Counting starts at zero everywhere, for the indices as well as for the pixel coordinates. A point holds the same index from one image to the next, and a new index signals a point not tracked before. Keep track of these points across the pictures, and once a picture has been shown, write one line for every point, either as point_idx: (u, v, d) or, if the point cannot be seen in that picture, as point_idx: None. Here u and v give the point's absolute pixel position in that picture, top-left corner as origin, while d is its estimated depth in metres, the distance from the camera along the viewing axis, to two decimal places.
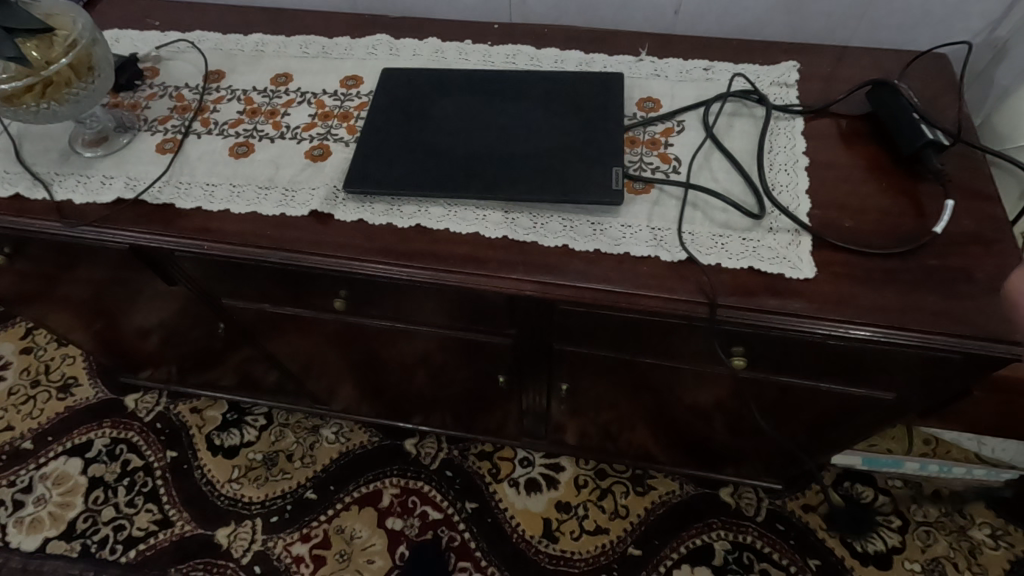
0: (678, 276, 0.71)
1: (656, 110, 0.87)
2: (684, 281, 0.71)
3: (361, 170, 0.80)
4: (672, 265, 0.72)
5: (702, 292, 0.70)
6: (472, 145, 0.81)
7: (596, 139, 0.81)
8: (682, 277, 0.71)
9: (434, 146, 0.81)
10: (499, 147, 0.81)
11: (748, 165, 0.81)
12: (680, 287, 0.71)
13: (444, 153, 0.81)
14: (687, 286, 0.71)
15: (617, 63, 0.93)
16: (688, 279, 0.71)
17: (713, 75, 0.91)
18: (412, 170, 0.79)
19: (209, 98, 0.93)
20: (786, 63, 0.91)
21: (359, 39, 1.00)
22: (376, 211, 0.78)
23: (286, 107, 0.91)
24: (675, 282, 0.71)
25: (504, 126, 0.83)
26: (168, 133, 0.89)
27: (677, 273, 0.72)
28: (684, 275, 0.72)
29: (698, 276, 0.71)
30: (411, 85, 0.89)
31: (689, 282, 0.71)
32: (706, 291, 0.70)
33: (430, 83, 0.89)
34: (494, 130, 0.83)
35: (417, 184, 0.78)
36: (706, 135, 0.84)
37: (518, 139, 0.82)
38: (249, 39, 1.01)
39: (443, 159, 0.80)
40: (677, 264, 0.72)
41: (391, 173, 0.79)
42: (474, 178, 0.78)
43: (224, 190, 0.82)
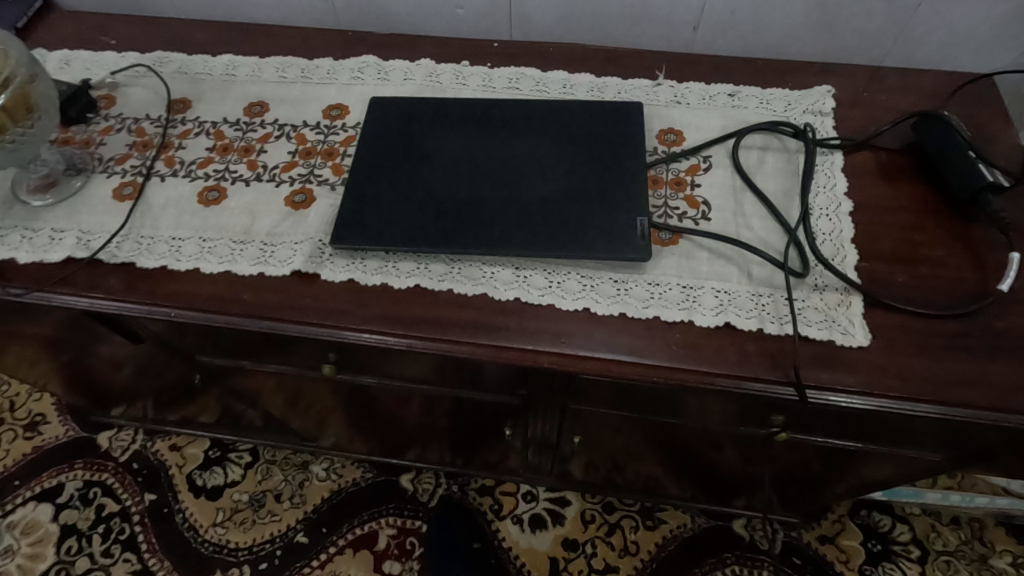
0: (715, 344, 0.63)
1: (678, 144, 0.78)
2: (723, 349, 0.63)
3: (349, 221, 0.70)
4: (708, 330, 0.64)
5: (744, 363, 0.62)
6: (475, 189, 0.72)
7: (614, 183, 0.72)
8: (719, 345, 0.63)
9: (432, 191, 0.72)
10: (506, 192, 0.72)
11: (785, 209, 0.72)
12: (720, 357, 0.62)
13: (444, 199, 0.71)
14: (727, 355, 0.62)
15: (631, 89, 0.84)
16: (726, 347, 0.63)
17: (738, 102, 0.82)
18: (407, 220, 0.70)
19: (174, 132, 0.82)
20: (818, 87, 0.82)
21: (343, 60, 0.89)
22: (368, 268, 0.69)
23: (262, 143, 0.81)
24: (712, 351, 0.63)
25: (510, 167, 0.74)
26: (127, 176, 0.78)
27: (714, 340, 0.64)
28: (720, 342, 0.63)
29: (739, 343, 0.63)
30: (403, 115, 0.79)
31: (728, 351, 0.63)
32: (749, 362, 0.62)
33: (424, 113, 0.79)
34: (499, 170, 0.73)
35: (415, 238, 0.69)
36: (736, 173, 0.75)
37: (527, 183, 0.72)
38: (218, 61, 0.90)
39: (443, 207, 0.71)
40: (714, 329, 0.64)
41: (384, 225, 0.70)
42: (479, 230, 0.69)
43: (192, 246, 0.71)
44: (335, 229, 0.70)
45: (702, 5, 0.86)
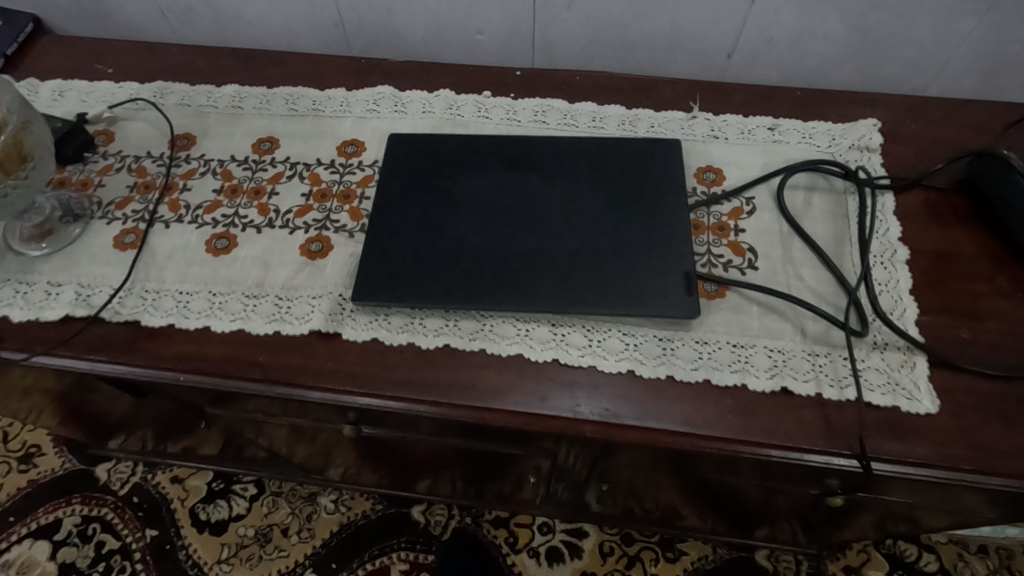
0: (771, 412, 0.59)
1: (718, 183, 0.74)
2: (779, 418, 0.58)
3: (371, 275, 0.65)
4: (762, 395, 0.60)
5: (803, 434, 0.57)
6: (505, 237, 0.67)
7: (655, 230, 0.67)
8: (775, 414, 0.59)
9: (459, 241, 0.67)
10: (538, 241, 0.67)
11: (836, 256, 0.68)
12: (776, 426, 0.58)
13: (472, 249, 0.66)
14: (784, 424, 0.58)
15: (665, 122, 0.79)
16: (782, 415, 0.59)
17: (779, 137, 0.77)
18: (434, 274, 0.65)
19: (178, 172, 0.77)
20: (864, 120, 0.77)
21: (357, 91, 0.84)
22: (393, 326, 0.64)
23: (273, 184, 0.75)
24: (768, 420, 0.58)
25: (542, 212, 0.69)
26: (128, 222, 0.72)
27: (769, 408, 0.59)
28: (776, 410, 0.59)
29: (796, 411, 0.59)
30: (424, 153, 0.74)
31: (785, 419, 0.58)
32: (808, 432, 0.58)
33: (447, 151, 0.74)
34: (530, 217, 0.69)
35: (443, 294, 0.64)
36: (782, 216, 0.71)
37: (561, 231, 0.68)
38: (224, 92, 0.84)
39: (471, 259, 0.66)
40: (768, 394, 0.60)
41: (409, 279, 0.65)
42: (512, 285, 0.64)
43: (202, 301, 0.66)
44: (356, 283, 0.65)
45: (739, 32, 0.81)
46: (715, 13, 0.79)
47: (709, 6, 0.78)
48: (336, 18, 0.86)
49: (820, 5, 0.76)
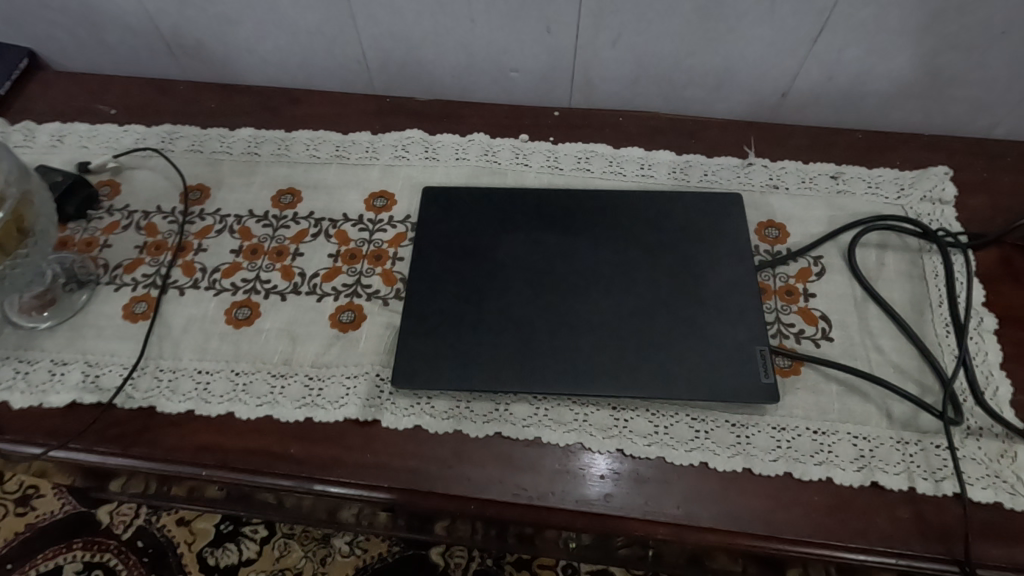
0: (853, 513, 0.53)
1: (783, 240, 0.68)
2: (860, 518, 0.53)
3: (410, 353, 0.59)
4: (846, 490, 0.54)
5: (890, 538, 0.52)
6: (555, 307, 0.61)
7: (721, 298, 0.61)
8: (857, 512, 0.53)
9: (506, 313, 0.61)
10: (593, 311, 0.60)
11: (916, 325, 0.62)
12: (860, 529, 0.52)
13: (520, 322, 0.60)
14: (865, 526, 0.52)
15: (718, 169, 0.73)
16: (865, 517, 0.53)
17: (844, 186, 0.72)
18: (480, 352, 0.59)
19: (192, 230, 0.70)
20: (934, 168, 0.72)
21: (383, 134, 0.78)
22: (437, 411, 0.58)
23: (297, 243, 0.69)
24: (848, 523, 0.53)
25: (594, 277, 0.63)
26: (139, 288, 0.66)
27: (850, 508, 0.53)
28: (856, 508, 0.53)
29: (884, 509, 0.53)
30: (462, 209, 0.68)
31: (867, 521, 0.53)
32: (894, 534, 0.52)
33: (486, 206, 0.68)
34: (581, 282, 0.62)
35: (491, 375, 0.58)
36: (854, 279, 0.65)
37: (617, 299, 0.61)
38: (238, 136, 0.78)
39: (520, 333, 0.60)
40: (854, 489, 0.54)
41: (453, 359, 0.59)
42: (566, 365, 0.58)
43: (224, 382, 0.60)
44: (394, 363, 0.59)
45: (796, 71, 0.75)
46: (773, 53, 0.73)
47: (767, 45, 0.72)
48: (359, 54, 0.80)
49: (888, 45, 0.70)
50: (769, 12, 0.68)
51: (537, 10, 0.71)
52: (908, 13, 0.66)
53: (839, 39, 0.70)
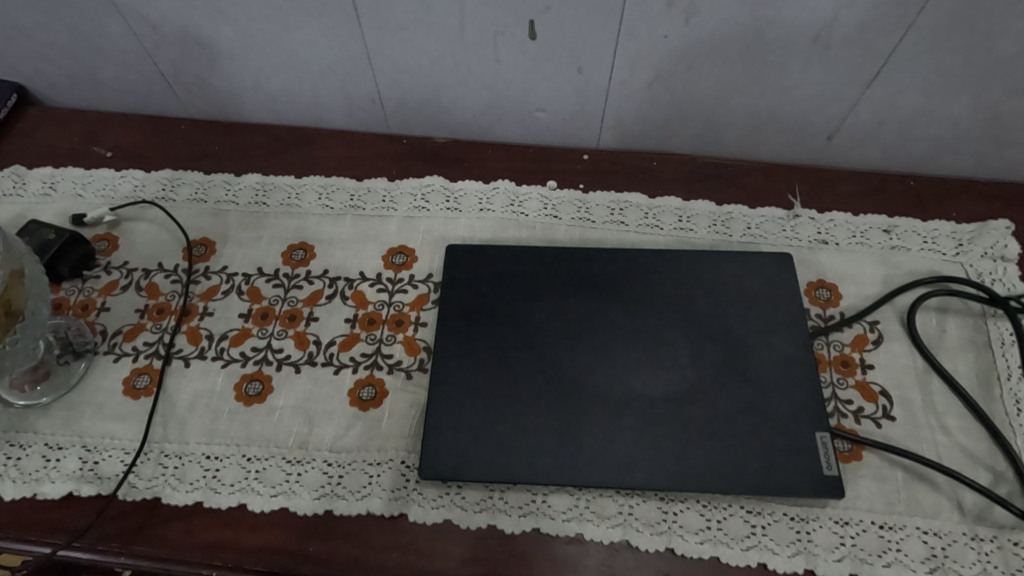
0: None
1: (835, 303, 0.63)
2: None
3: (439, 440, 0.54)
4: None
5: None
6: (597, 387, 0.56)
7: (774, 375, 0.56)
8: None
9: (542, 393, 0.56)
10: (638, 390, 0.56)
11: (983, 400, 0.58)
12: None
13: (558, 403, 0.55)
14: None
15: (762, 222, 0.69)
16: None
17: (898, 241, 0.67)
18: (515, 437, 0.54)
19: (197, 290, 0.65)
20: (995, 223, 0.67)
21: (401, 181, 0.73)
22: (468, 503, 0.53)
23: (311, 306, 0.64)
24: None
25: (637, 351, 0.57)
26: (140, 358, 0.61)
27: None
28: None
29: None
30: (490, 269, 0.62)
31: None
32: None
33: (516, 266, 0.63)
34: (623, 357, 0.57)
35: (528, 466, 0.53)
36: (915, 348, 0.60)
37: (663, 377, 0.56)
38: (245, 183, 0.73)
39: (559, 416, 0.55)
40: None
41: (486, 446, 0.54)
42: (610, 454, 0.53)
43: (235, 470, 0.55)
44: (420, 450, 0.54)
45: (845, 115, 0.69)
46: (821, 97, 0.68)
47: (815, 89, 0.67)
48: (373, 92, 0.74)
49: (948, 90, 0.65)
50: (821, 56, 0.63)
51: (569, 51, 0.66)
52: (975, 58, 0.61)
53: (895, 83, 0.65)
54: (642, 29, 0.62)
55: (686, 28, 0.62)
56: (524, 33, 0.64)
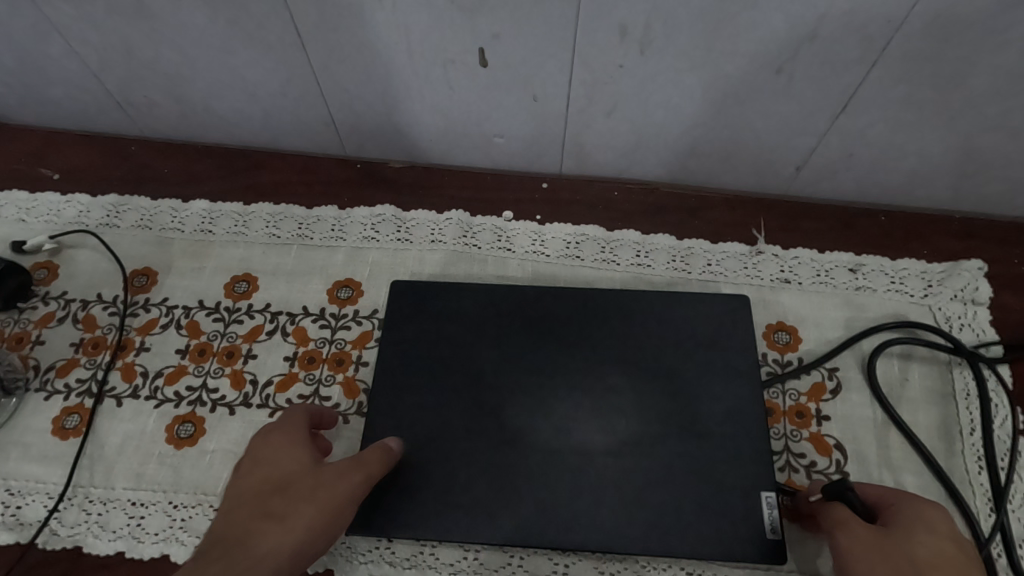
0: (862, 538, 0.40)
1: (794, 348, 0.61)
2: (894, 550, 0.39)
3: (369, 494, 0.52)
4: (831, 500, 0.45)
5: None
6: (536, 438, 0.54)
7: (721, 430, 0.53)
8: (876, 531, 0.41)
9: (479, 443, 0.54)
10: (579, 442, 0.53)
11: (943, 456, 0.55)
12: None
13: (495, 455, 0.53)
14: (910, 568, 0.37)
15: (723, 258, 0.66)
16: (904, 545, 0.39)
17: (863, 281, 0.64)
18: (447, 492, 0.52)
19: (135, 324, 0.63)
20: (967, 262, 0.64)
21: (351, 209, 0.70)
22: (398, 560, 0.52)
23: (249, 342, 0.62)
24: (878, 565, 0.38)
25: (580, 400, 0.55)
26: (72, 396, 0.59)
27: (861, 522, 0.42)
28: (870, 526, 0.41)
29: (917, 517, 0.41)
30: (433, 307, 0.60)
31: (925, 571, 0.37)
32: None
33: (459, 305, 0.60)
34: (565, 407, 0.55)
35: (460, 524, 0.51)
36: (874, 399, 0.58)
37: (606, 428, 0.54)
38: (192, 209, 0.71)
39: (494, 470, 0.53)
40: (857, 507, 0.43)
41: (416, 500, 0.52)
42: (545, 513, 0.51)
43: (159, 517, 0.53)
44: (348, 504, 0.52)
45: (813, 146, 0.66)
46: (789, 129, 0.64)
47: (781, 121, 0.63)
48: (326, 115, 0.71)
49: (919, 124, 0.61)
50: (786, 87, 0.60)
51: (522, 78, 0.63)
52: (947, 93, 0.58)
53: (866, 116, 0.61)
54: (596, 57, 0.59)
55: (643, 58, 0.59)
56: (475, 60, 0.61)
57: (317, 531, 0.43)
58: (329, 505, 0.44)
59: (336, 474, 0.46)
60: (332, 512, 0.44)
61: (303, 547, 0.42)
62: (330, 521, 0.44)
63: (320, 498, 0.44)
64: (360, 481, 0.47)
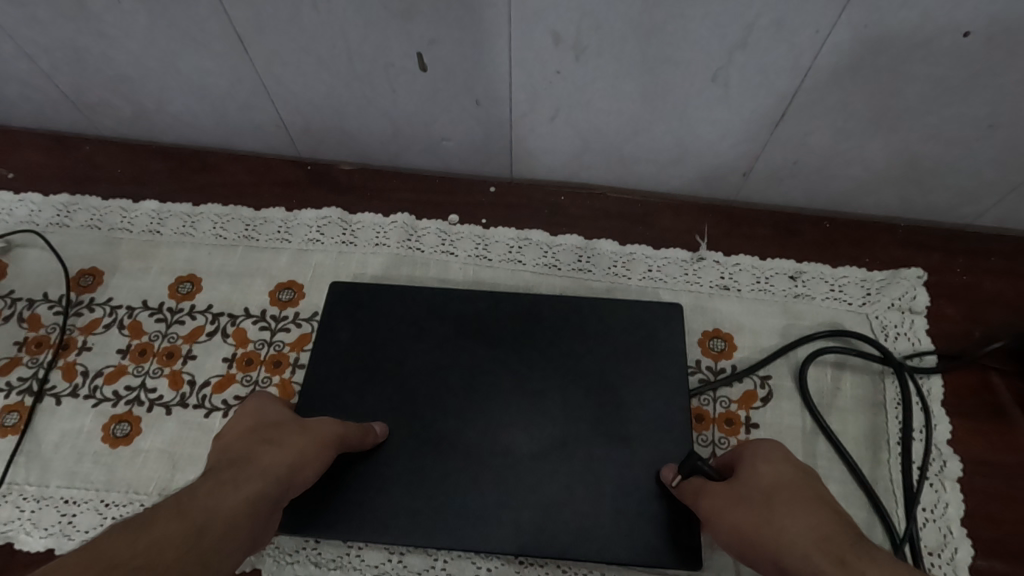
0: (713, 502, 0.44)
1: (728, 354, 0.61)
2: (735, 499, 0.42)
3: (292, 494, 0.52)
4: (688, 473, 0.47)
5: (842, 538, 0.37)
6: (461, 441, 0.54)
7: (646, 438, 0.54)
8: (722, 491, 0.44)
9: (404, 447, 0.54)
10: (503, 447, 0.54)
11: (869, 464, 0.56)
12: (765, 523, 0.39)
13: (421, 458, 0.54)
14: (762, 502, 0.41)
15: (664, 264, 0.67)
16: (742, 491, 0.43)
17: (802, 289, 0.64)
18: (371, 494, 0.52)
19: (79, 323, 0.64)
20: (906, 270, 0.65)
21: (299, 211, 0.71)
22: (323, 560, 0.53)
23: (190, 343, 0.63)
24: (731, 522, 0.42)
25: (508, 405, 0.56)
26: (12, 395, 0.60)
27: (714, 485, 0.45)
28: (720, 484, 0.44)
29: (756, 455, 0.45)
30: (367, 309, 0.60)
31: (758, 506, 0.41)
32: (815, 499, 0.40)
33: (394, 308, 0.61)
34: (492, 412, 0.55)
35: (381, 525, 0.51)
36: (805, 407, 0.58)
37: (529, 434, 0.54)
38: (142, 210, 0.71)
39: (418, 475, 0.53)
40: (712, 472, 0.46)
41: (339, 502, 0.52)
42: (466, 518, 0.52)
43: (91, 515, 0.54)
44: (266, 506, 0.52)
45: (757, 154, 0.65)
46: (732, 136, 0.64)
47: (724, 129, 0.63)
48: (274, 117, 0.71)
49: (862, 134, 0.61)
50: (723, 95, 0.59)
51: (462, 83, 0.62)
52: (886, 104, 0.57)
53: (807, 125, 0.61)
54: (533, 63, 0.59)
55: (579, 64, 0.58)
56: (413, 64, 0.61)
57: (307, 462, 0.45)
58: (318, 445, 0.46)
59: (324, 423, 0.48)
60: (318, 454, 0.46)
61: (292, 472, 0.43)
62: (314, 460, 0.46)
63: (313, 437, 0.47)
64: (348, 436, 0.49)
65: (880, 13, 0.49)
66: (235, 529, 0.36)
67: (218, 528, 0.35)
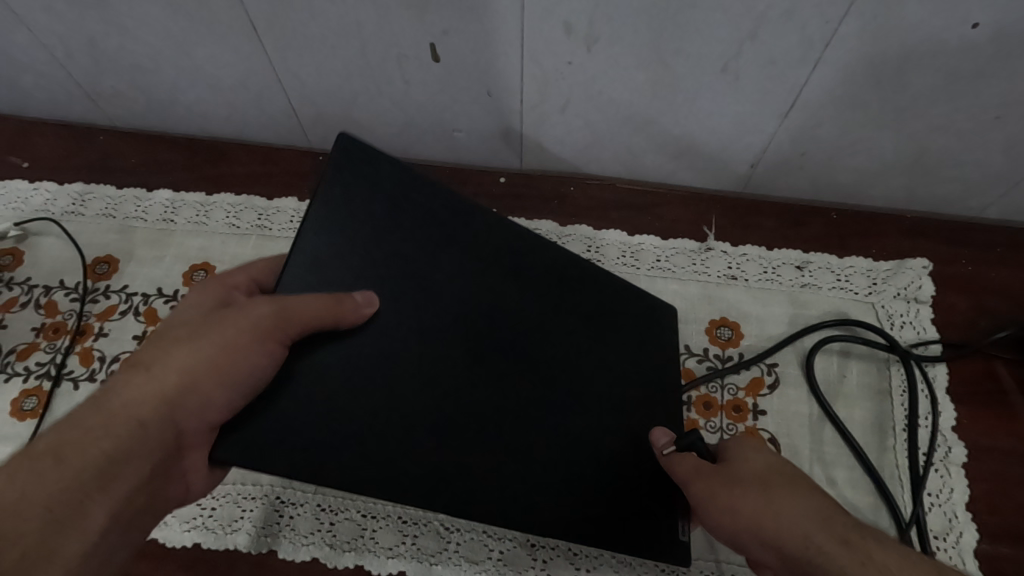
0: (707, 486, 0.43)
1: (735, 343, 0.62)
2: (729, 483, 0.42)
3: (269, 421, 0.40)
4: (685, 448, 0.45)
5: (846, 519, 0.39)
6: (505, 392, 0.46)
7: None
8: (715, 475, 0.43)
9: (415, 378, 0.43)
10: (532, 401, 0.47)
11: (875, 451, 0.57)
12: (769, 509, 0.40)
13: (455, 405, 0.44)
14: (759, 487, 0.41)
15: (672, 254, 0.68)
16: (735, 476, 0.43)
17: (808, 279, 0.65)
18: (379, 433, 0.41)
19: (95, 310, 0.65)
20: (912, 261, 0.65)
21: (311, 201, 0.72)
22: (339, 542, 0.54)
23: None
24: (729, 507, 0.41)
25: (549, 362, 0.49)
26: (31, 380, 0.61)
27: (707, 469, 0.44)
28: (712, 469, 0.44)
29: (746, 444, 0.45)
30: (390, 217, 0.47)
31: (754, 490, 0.41)
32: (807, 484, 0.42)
33: (414, 218, 0.48)
34: (535, 365, 0.48)
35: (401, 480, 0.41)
36: (811, 395, 0.59)
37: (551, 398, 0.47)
38: (156, 199, 0.72)
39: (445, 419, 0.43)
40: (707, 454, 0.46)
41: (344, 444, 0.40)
42: (500, 477, 0.43)
43: None
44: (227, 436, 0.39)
45: (765, 146, 0.66)
46: (739, 127, 0.64)
47: (731, 121, 0.64)
48: (286, 107, 0.72)
49: (870, 125, 0.61)
50: (732, 86, 0.60)
51: (474, 74, 0.63)
52: (895, 96, 0.58)
53: (815, 116, 0.61)
54: (545, 55, 0.60)
55: (590, 55, 0.59)
56: (426, 55, 0.62)
57: (201, 379, 0.40)
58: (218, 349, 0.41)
59: (241, 314, 0.42)
60: (230, 356, 0.40)
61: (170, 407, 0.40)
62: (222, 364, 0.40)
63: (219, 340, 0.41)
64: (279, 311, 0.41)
65: (890, 4, 0.50)
66: (58, 518, 0.35)
67: (38, 518, 0.34)
